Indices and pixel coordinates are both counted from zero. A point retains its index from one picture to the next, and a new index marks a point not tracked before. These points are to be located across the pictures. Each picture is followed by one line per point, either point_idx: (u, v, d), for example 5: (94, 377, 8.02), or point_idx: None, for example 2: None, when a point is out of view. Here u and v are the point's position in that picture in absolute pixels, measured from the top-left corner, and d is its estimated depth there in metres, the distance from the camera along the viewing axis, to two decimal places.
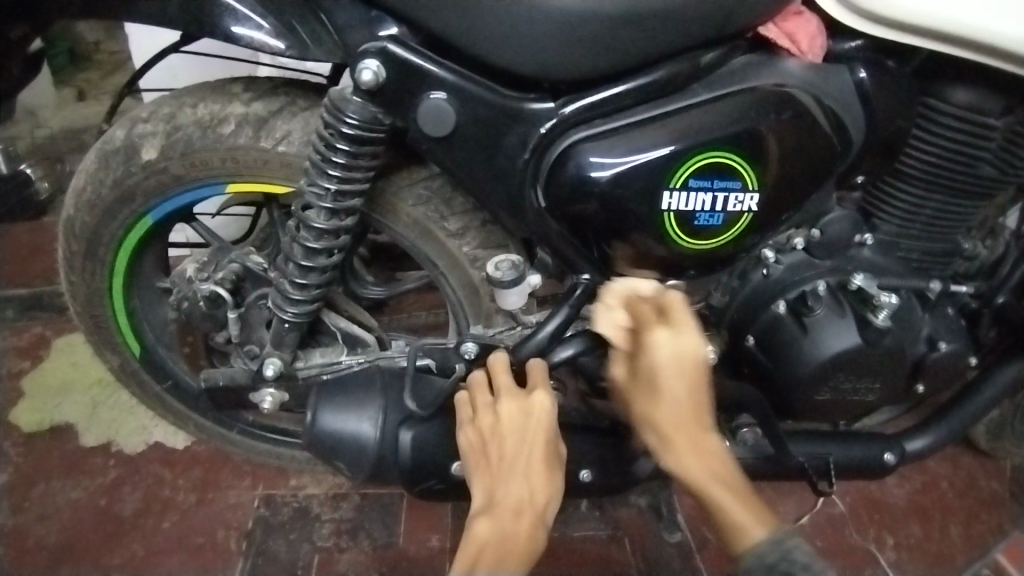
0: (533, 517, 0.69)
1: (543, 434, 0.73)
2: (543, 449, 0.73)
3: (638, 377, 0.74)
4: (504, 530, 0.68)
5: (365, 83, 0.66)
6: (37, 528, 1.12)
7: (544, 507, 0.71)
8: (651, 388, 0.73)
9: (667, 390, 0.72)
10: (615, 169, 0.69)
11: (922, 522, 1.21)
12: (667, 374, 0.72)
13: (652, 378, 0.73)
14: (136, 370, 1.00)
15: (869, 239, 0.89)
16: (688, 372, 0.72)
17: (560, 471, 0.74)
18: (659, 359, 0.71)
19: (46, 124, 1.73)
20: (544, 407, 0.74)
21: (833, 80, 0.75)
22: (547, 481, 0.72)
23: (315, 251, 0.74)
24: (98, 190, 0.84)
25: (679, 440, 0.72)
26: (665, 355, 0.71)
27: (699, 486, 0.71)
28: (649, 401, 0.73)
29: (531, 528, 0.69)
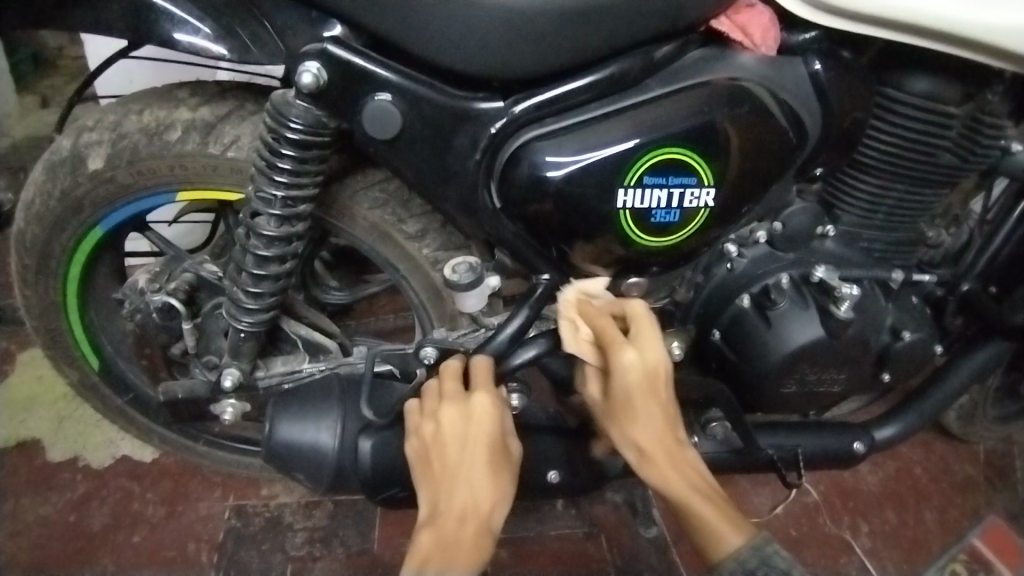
0: (476, 527, 0.68)
1: (484, 437, 0.71)
2: (488, 453, 0.71)
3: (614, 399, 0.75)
4: (447, 543, 0.67)
5: (306, 86, 0.65)
6: (1, 548, 1.09)
7: (490, 515, 0.70)
8: (628, 408, 0.74)
9: (641, 407, 0.73)
10: (568, 168, 0.68)
11: (895, 508, 1.23)
12: (638, 392, 0.73)
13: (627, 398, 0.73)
14: (95, 384, 0.97)
15: (831, 231, 0.89)
16: (658, 388, 0.74)
17: (508, 475, 0.73)
18: (630, 378, 0.72)
19: (8, 133, 1.68)
20: (487, 412, 0.72)
21: (785, 73, 0.75)
22: (490, 486, 0.70)
23: (267, 259, 0.73)
24: (44, 202, 0.82)
25: (658, 455, 0.74)
26: (635, 375, 0.72)
27: (678, 497, 0.73)
28: (622, 418, 0.75)
29: (474, 538, 0.67)
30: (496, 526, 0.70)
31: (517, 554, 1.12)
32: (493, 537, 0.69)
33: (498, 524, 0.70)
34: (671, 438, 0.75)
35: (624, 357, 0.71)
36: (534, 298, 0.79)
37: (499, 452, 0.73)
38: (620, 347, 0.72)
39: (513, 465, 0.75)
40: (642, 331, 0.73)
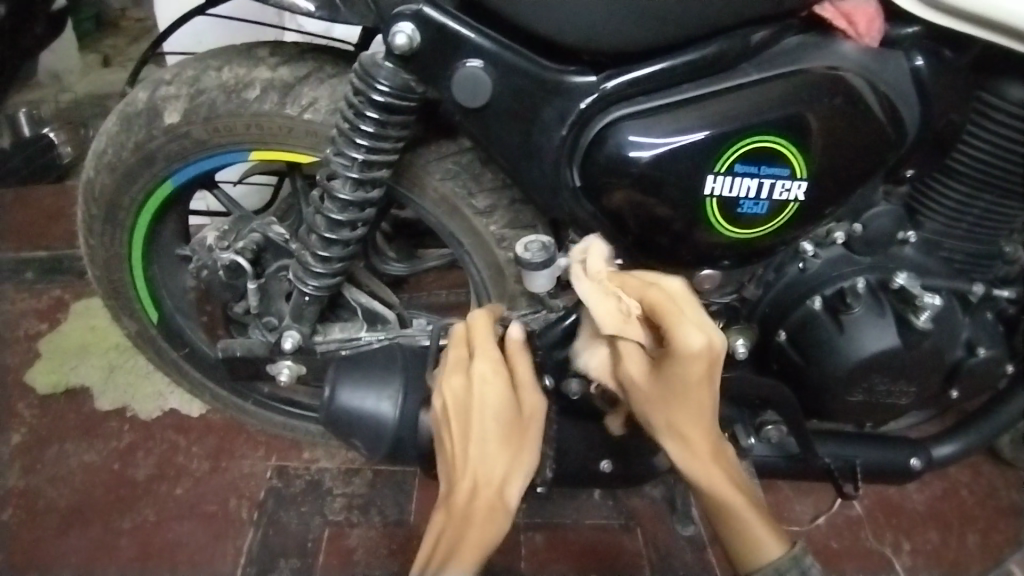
0: (486, 509, 0.67)
1: (490, 408, 0.69)
2: (493, 427, 0.69)
3: (665, 383, 0.66)
4: (458, 527, 0.66)
5: (399, 48, 0.63)
6: (50, 490, 1.13)
7: (500, 491, 0.68)
8: (681, 399, 0.67)
9: (696, 397, 0.67)
10: (655, 150, 0.66)
11: (940, 528, 1.18)
12: (688, 385, 0.65)
13: (681, 387, 0.66)
14: (153, 337, 0.99)
15: (913, 237, 0.84)
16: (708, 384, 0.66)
17: (521, 447, 0.71)
18: (695, 365, 0.63)
19: (71, 88, 1.72)
20: (493, 381, 0.69)
21: (889, 66, 0.71)
22: (501, 457, 0.69)
23: (340, 223, 0.72)
24: (119, 153, 0.82)
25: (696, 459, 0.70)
26: (700, 363, 0.63)
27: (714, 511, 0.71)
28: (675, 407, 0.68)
29: (484, 520, 0.66)
30: (508, 504, 0.69)
31: (551, 541, 1.11)
32: (505, 514, 0.68)
33: (509, 502, 0.68)
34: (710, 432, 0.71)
35: (683, 340, 0.62)
36: None
37: (511, 424, 0.70)
38: (682, 332, 0.62)
39: (531, 434, 0.72)
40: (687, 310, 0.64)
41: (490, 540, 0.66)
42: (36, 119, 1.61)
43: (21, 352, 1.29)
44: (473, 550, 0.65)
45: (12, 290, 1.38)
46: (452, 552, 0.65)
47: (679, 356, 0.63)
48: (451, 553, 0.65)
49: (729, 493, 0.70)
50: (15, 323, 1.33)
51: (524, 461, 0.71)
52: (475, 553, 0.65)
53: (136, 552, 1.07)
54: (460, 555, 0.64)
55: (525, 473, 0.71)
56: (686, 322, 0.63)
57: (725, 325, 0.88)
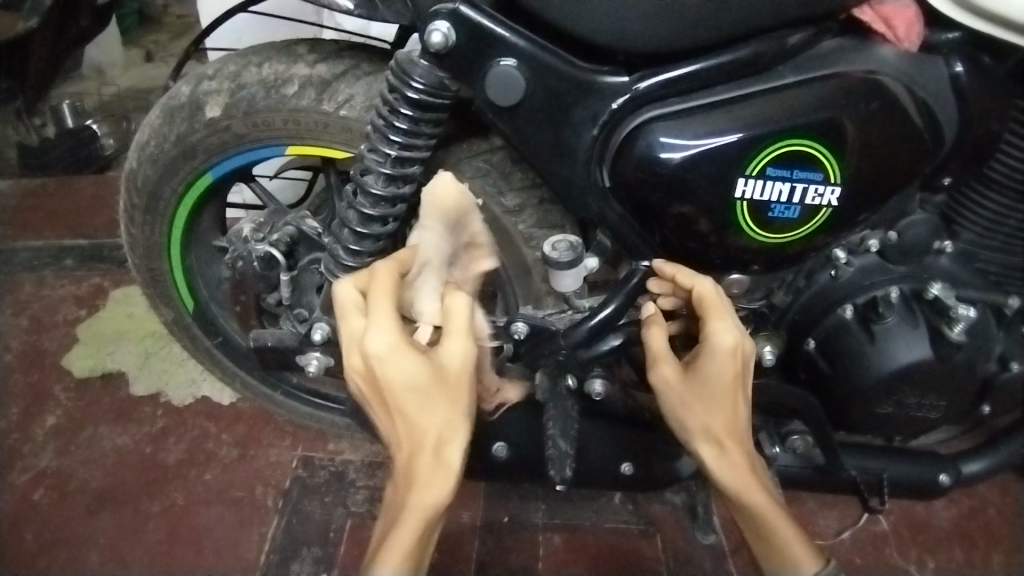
0: (426, 477, 0.63)
1: (400, 379, 0.63)
2: (410, 396, 0.64)
3: (697, 384, 0.73)
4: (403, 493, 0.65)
5: (435, 46, 0.64)
6: (83, 471, 1.16)
7: (432, 456, 0.64)
8: (712, 400, 0.73)
9: (721, 397, 0.72)
10: (686, 152, 0.66)
11: (966, 547, 1.14)
12: (721, 387, 0.72)
13: (716, 387, 0.72)
14: (188, 324, 1.02)
15: (948, 247, 0.83)
16: (739, 387, 0.73)
17: (446, 403, 0.65)
18: (727, 363, 0.71)
19: (113, 82, 1.78)
20: (389, 346, 0.63)
21: (928, 70, 0.70)
22: (422, 417, 0.65)
23: (372, 218, 0.73)
24: (161, 145, 0.85)
25: (729, 462, 0.72)
26: (727, 361, 0.71)
27: (749, 523, 0.71)
28: (702, 408, 0.73)
29: (418, 485, 0.63)
30: (442, 469, 0.63)
31: (570, 542, 1.10)
32: (438, 476, 0.63)
33: (440, 467, 0.63)
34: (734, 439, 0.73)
35: (721, 333, 0.70)
36: (630, 285, 0.76)
37: (426, 386, 0.64)
38: (716, 331, 0.70)
39: (459, 386, 0.65)
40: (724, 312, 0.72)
41: (426, 506, 0.62)
42: (79, 110, 1.65)
43: (59, 336, 1.34)
44: (410, 522, 0.62)
45: (53, 276, 1.43)
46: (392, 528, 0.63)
47: (713, 354, 0.71)
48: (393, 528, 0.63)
49: (760, 502, 0.70)
50: (55, 308, 1.38)
51: (450, 412, 0.65)
52: (411, 520, 0.62)
53: (164, 534, 1.09)
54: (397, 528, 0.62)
55: (460, 430, 0.65)
56: (726, 322, 0.70)
57: (753, 330, 0.87)
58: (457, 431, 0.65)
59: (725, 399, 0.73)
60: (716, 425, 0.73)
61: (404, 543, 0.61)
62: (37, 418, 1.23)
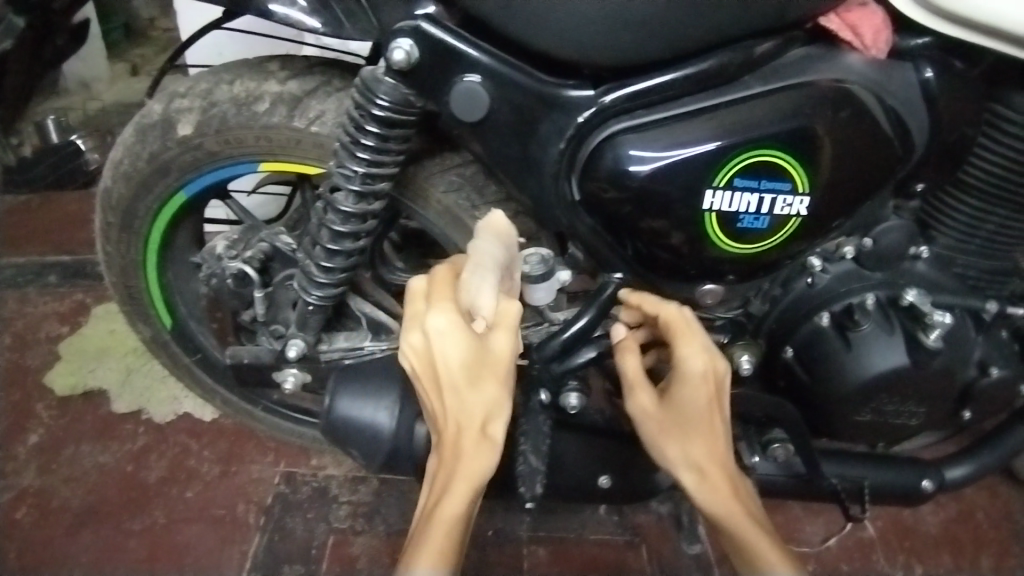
0: (474, 455, 0.65)
1: (457, 360, 0.64)
2: (462, 379, 0.64)
3: (670, 407, 0.75)
4: (447, 473, 0.66)
5: (398, 63, 0.64)
6: (62, 490, 1.15)
7: (478, 434, 0.65)
8: (686, 423, 0.74)
9: (694, 420, 0.74)
10: (654, 164, 0.66)
11: (953, 553, 1.14)
12: (695, 411, 0.74)
13: (691, 412, 0.74)
14: (166, 341, 1.01)
15: (925, 252, 0.83)
16: (714, 411, 0.74)
17: (493, 385, 0.65)
18: (698, 385, 0.73)
19: (98, 96, 1.78)
20: (452, 329, 0.63)
21: (894, 79, 0.70)
22: (472, 398, 0.65)
23: (343, 234, 0.73)
24: (134, 163, 0.85)
25: (706, 486, 0.73)
26: (698, 382, 0.73)
27: (733, 547, 0.70)
28: (677, 431, 0.74)
29: (467, 463, 0.64)
30: (487, 447, 0.65)
31: (556, 554, 1.10)
32: (488, 452, 0.65)
33: (485, 445, 0.65)
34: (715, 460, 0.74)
35: (690, 355, 0.72)
36: (603, 297, 0.76)
37: (478, 368, 0.64)
38: (686, 353, 0.73)
39: (504, 370, 0.66)
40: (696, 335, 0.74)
41: (475, 480, 0.64)
42: (64, 125, 1.64)
43: (41, 354, 1.33)
44: (460, 501, 0.63)
45: (34, 292, 1.42)
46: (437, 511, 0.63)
47: (685, 378, 0.73)
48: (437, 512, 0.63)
49: (736, 518, 0.70)
50: (37, 325, 1.37)
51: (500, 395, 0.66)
52: (461, 499, 0.63)
53: (144, 553, 1.08)
54: (446, 508, 0.63)
55: (504, 409, 0.66)
56: (695, 344, 0.73)
57: (729, 340, 0.87)
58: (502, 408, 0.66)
59: (702, 422, 0.74)
60: (694, 450, 0.74)
61: (454, 520, 0.63)
62: (16, 437, 1.22)
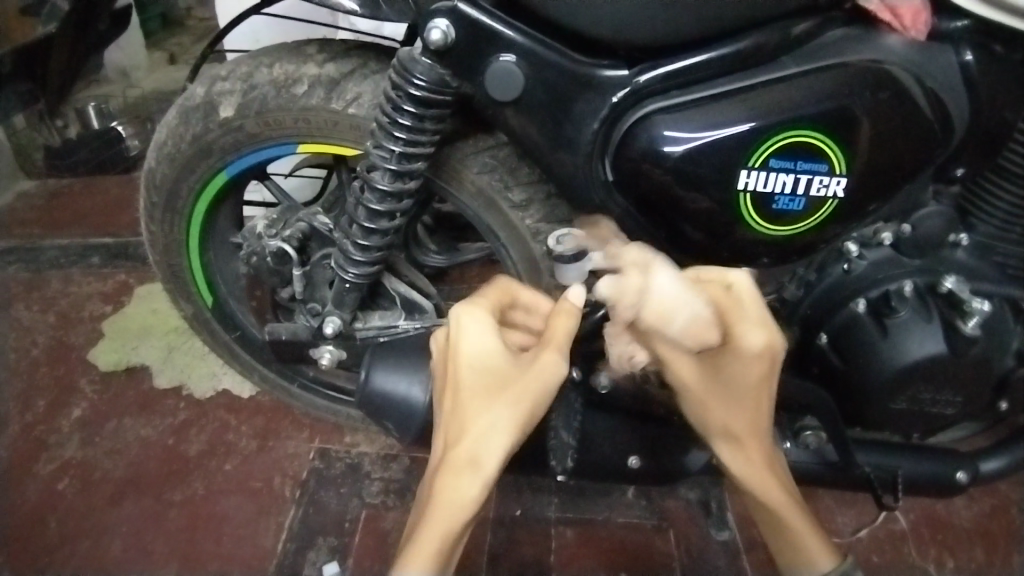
0: (460, 475, 0.60)
1: (472, 372, 0.64)
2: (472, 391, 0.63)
3: (724, 384, 0.69)
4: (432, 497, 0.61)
5: (435, 44, 0.65)
6: (106, 461, 1.20)
7: (471, 457, 0.61)
8: (741, 400, 0.70)
9: (751, 399, 0.69)
10: (688, 145, 0.66)
11: (988, 547, 1.12)
12: (745, 384, 0.68)
13: (737, 386, 0.68)
14: (207, 319, 1.04)
15: (965, 240, 0.81)
16: (765, 384, 0.68)
17: (502, 402, 0.62)
18: (761, 359, 0.66)
19: (138, 85, 1.83)
20: (476, 331, 0.65)
21: (936, 60, 0.68)
22: (473, 412, 0.62)
23: (379, 213, 0.75)
24: (178, 145, 0.87)
25: (749, 461, 0.72)
26: (758, 357, 0.66)
27: (766, 525, 0.72)
28: (732, 409, 0.71)
29: (446, 484, 0.60)
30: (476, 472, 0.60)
31: (582, 536, 1.11)
32: (470, 473, 0.60)
33: (472, 471, 0.60)
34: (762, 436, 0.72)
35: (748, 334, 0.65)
36: None
37: (495, 381, 0.63)
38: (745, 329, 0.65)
39: (521, 390, 0.62)
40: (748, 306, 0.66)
41: (451, 507, 0.59)
42: (104, 111, 1.73)
43: (85, 332, 1.38)
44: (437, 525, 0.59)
45: (80, 273, 1.48)
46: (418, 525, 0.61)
47: (741, 354, 0.66)
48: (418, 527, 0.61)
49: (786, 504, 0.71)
50: (82, 304, 1.43)
51: (502, 415, 0.61)
52: (437, 520, 0.59)
53: (185, 522, 1.13)
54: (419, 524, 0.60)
55: (503, 434, 0.61)
56: (748, 318, 0.65)
57: None
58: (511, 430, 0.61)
59: (756, 400, 0.70)
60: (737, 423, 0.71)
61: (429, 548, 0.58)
62: (63, 410, 1.27)
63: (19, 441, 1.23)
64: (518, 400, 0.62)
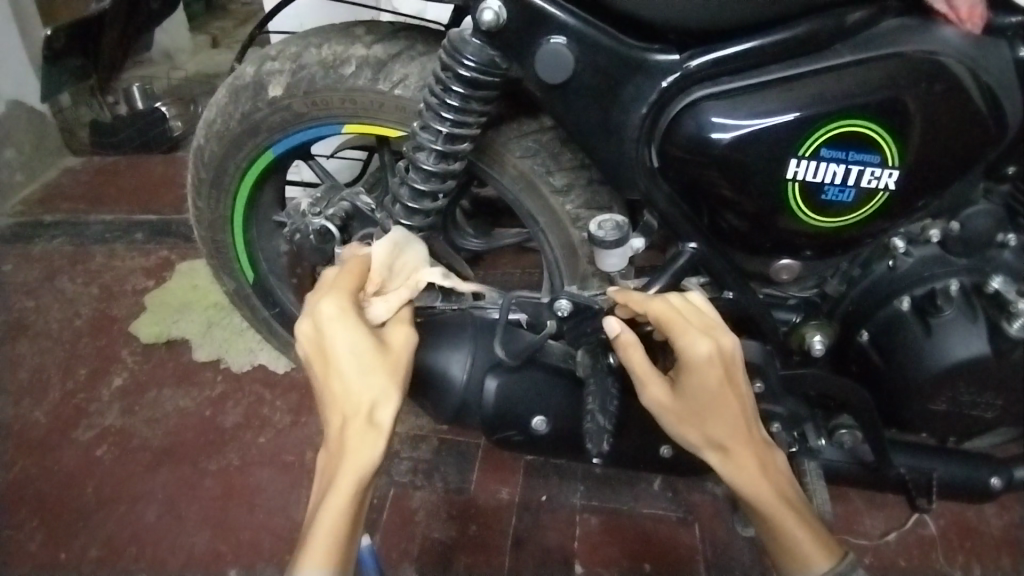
0: (360, 437, 0.63)
1: (352, 350, 0.66)
2: (335, 386, 0.66)
3: (693, 394, 0.71)
4: (333, 470, 0.63)
5: (486, 24, 0.66)
6: (145, 430, 1.24)
7: (369, 419, 0.64)
8: (705, 409, 0.71)
9: (715, 411, 0.71)
10: (737, 132, 0.65)
11: (1020, 556, 1.09)
12: (708, 392, 0.70)
13: (706, 400, 0.71)
14: (248, 295, 1.07)
15: (1013, 240, 0.79)
16: (729, 390, 0.70)
17: (382, 367, 0.67)
18: (718, 365, 0.69)
19: (182, 66, 1.88)
20: (346, 313, 0.67)
21: (992, 53, 0.66)
22: (366, 384, 0.65)
23: (423, 194, 0.76)
24: (227, 122, 0.89)
25: (739, 469, 0.71)
26: (713, 368, 0.68)
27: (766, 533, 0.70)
28: (704, 418, 0.72)
29: (356, 450, 0.62)
30: (351, 457, 0.62)
31: (607, 525, 1.11)
32: (377, 438, 0.63)
33: (350, 454, 0.62)
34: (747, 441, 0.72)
35: (699, 344, 0.68)
36: (677, 265, 0.75)
37: (373, 355, 0.67)
38: (691, 341, 0.68)
39: (400, 358, 0.68)
40: (694, 318, 0.70)
41: (363, 470, 0.62)
42: (148, 93, 1.78)
43: (127, 304, 1.43)
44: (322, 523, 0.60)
45: (124, 248, 1.53)
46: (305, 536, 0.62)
47: (687, 365, 0.69)
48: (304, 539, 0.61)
49: (777, 509, 0.69)
50: (125, 278, 1.47)
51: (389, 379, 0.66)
52: (353, 487, 0.61)
53: (220, 492, 1.16)
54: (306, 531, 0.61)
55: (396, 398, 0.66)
56: (691, 331, 0.68)
57: (801, 320, 0.85)
58: (389, 401, 0.65)
59: (725, 405, 0.71)
60: (720, 435, 0.72)
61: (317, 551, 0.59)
62: (105, 380, 1.32)
63: (62, 408, 1.28)
64: (399, 362, 0.68)
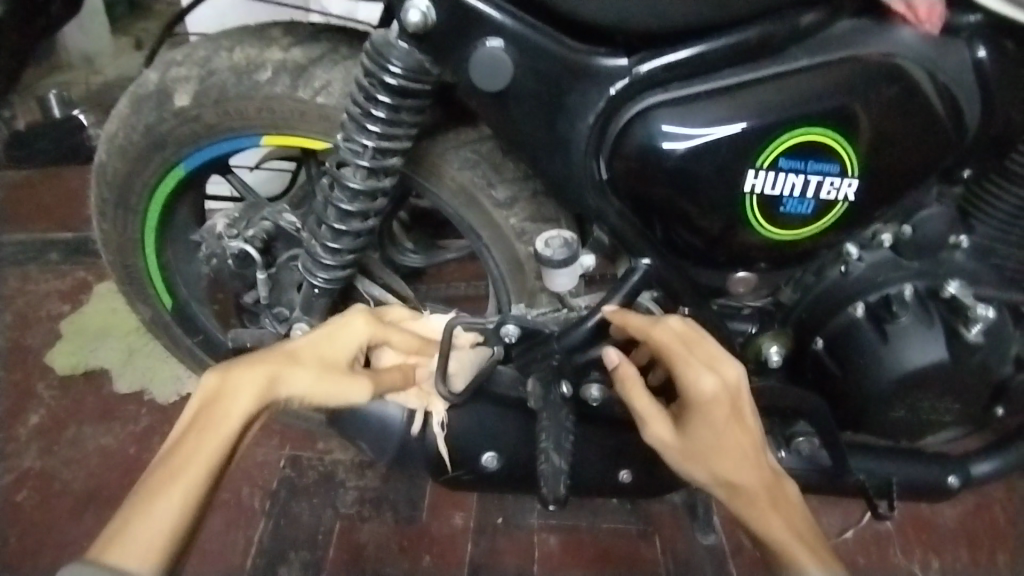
0: (259, 384, 0.60)
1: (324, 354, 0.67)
2: (278, 353, 0.64)
3: (696, 430, 0.68)
4: (222, 400, 0.58)
5: (412, 25, 0.59)
6: (65, 472, 1.12)
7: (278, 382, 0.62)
8: (711, 443, 0.67)
9: (722, 445, 0.67)
10: (688, 142, 0.61)
11: (971, 546, 1.10)
12: (716, 427, 0.67)
13: (710, 435, 0.67)
14: (167, 323, 0.97)
15: (965, 241, 0.78)
16: (736, 423, 0.67)
17: (328, 378, 0.65)
18: (725, 397, 0.66)
19: (101, 70, 1.73)
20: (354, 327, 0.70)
21: (948, 53, 0.64)
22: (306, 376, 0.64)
23: (351, 214, 0.69)
24: (130, 136, 0.80)
25: (749, 505, 0.66)
26: (719, 400, 0.66)
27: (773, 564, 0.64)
28: (711, 453, 0.67)
29: (246, 394, 0.59)
30: (244, 408, 0.59)
31: (566, 545, 1.06)
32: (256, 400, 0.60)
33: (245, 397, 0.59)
34: (756, 475, 0.67)
35: (706, 376, 0.66)
36: (630, 283, 0.70)
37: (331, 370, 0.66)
38: (698, 374, 0.66)
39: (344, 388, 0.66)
40: (697, 349, 0.67)
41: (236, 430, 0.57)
42: (65, 100, 1.60)
43: (42, 333, 1.29)
44: (191, 476, 0.53)
45: (37, 270, 1.39)
46: (152, 475, 0.54)
47: (696, 398, 0.66)
48: (150, 479, 0.53)
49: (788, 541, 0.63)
50: (38, 304, 1.33)
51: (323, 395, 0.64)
52: (220, 428, 0.56)
53: None
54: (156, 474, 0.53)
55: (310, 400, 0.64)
56: (697, 362, 0.66)
57: (757, 331, 0.83)
58: (300, 384, 0.63)
59: (731, 439, 0.67)
60: (728, 473, 0.67)
61: (170, 504, 0.52)
62: (17, 418, 1.19)
63: None
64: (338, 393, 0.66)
